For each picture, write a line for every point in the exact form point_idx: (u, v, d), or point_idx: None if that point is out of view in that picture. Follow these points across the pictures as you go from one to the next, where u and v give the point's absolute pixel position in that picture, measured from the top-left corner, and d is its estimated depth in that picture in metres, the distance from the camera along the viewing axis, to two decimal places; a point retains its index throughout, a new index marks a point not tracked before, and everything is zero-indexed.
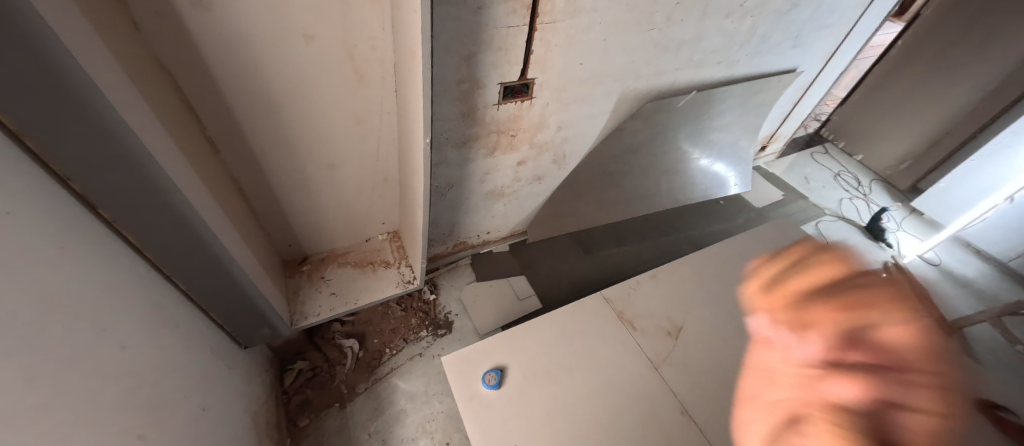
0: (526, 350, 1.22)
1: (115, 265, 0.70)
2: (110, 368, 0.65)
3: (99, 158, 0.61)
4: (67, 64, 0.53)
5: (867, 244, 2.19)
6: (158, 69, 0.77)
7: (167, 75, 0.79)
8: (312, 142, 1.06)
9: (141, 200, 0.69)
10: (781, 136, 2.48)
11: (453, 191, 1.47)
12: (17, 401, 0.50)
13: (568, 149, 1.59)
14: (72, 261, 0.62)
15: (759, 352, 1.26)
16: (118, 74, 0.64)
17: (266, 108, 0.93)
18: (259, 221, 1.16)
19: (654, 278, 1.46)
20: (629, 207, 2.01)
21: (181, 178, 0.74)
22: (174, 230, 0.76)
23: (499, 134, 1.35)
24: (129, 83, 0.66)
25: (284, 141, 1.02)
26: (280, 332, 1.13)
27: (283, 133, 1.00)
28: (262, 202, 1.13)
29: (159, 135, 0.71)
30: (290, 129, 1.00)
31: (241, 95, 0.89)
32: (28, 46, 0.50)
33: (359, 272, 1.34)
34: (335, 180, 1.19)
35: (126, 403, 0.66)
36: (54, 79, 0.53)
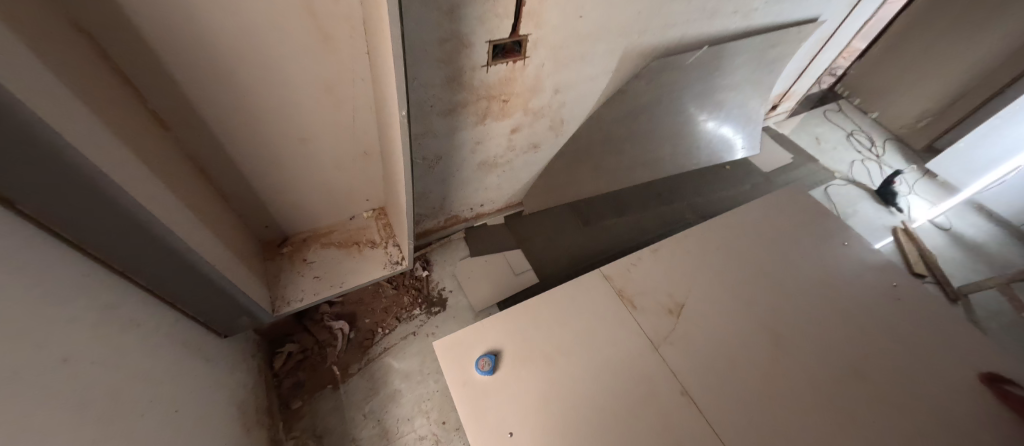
0: (522, 332, 1.17)
1: (52, 268, 0.62)
2: (57, 385, 0.58)
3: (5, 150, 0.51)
4: None
5: (877, 209, 2.10)
6: (76, 35, 0.65)
7: (89, 41, 0.67)
8: (278, 114, 0.94)
9: (71, 195, 0.59)
10: (794, 94, 2.33)
11: (442, 163, 1.36)
12: None
13: (567, 114, 1.46)
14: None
15: (763, 329, 1.22)
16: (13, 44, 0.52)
17: (217, 77, 0.81)
18: (228, 201, 1.07)
19: (656, 253, 1.39)
20: (630, 175, 1.91)
21: (116, 167, 0.64)
22: (119, 225, 0.67)
23: (490, 100, 1.22)
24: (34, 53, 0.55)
25: (244, 113, 0.90)
26: (262, 319, 1.07)
27: (242, 105, 0.88)
28: (228, 182, 1.03)
29: (83, 115, 0.60)
30: (250, 100, 0.88)
31: (183, 62, 0.76)
32: None
33: (344, 253, 1.26)
34: (309, 155, 1.08)
35: (80, 418, 0.61)
36: None
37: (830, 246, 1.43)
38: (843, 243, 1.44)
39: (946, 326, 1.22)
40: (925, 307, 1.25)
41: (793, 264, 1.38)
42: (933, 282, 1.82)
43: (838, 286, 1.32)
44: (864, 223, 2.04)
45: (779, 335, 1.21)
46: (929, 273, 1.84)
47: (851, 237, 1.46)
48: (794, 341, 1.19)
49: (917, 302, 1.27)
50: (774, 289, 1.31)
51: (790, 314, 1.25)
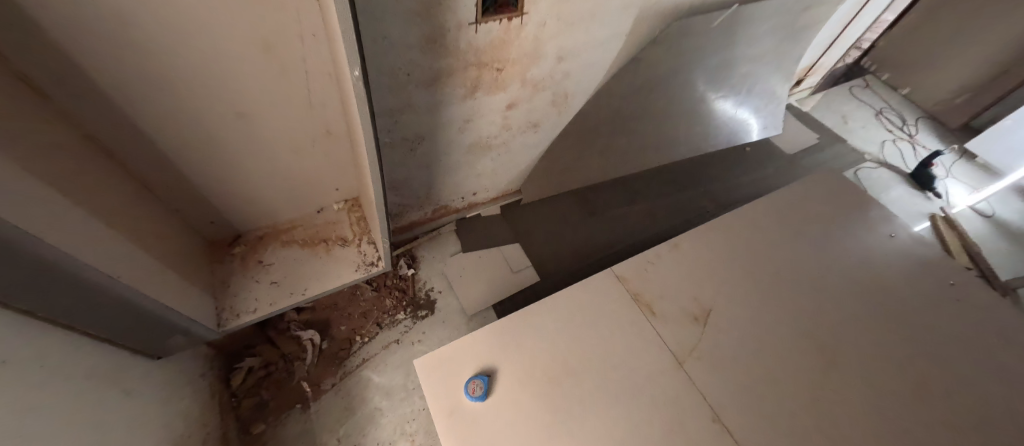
0: (520, 346, 0.98)
1: None
2: None
3: None
4: None
5: (912, 195, 1.91)
6: None
7: None
8: (203, 81, 0.72)
9: None
10: (821, 67, 2.10)
11: (425, 145, 1.15)
12: None
13: (571, 87, 1.25)
14: None
15: (805, 338, 1.04)
16: None
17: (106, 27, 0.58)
18: (153, 194, 0.86)
19: (675, 249, 1.20)
20: (641, 158, 1.70)
21: None
22: None
23: (480, 67, 1.01)
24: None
25: (155, 78, 0.68)
26: (203, 337, 0.88)
27: (151, 67, 0.66)
28: (150, 170, 0.81)
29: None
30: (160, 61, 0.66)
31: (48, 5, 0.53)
32: None
33: (309, 253, 1.06)
34: (254, 135, 0.86)
35: None
36: None
37: (875, 238, 1.25)
38: (890, 235, 1.25)
39: (1012, 332, 1.06)
40: (988, 308, 1.10)
41: (834, 261, 1.19)
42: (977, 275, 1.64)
43: (889, 286, 1.14)
44: (898, 209, 1.85)
45: (824, 346, 1.03)
46: (974, 266, 1.63)
47: (898, 228, 1.27)
48: (842, 353, 1.02)
49: (977, 304, 1.11)
50: (814, 289, 1.13)
51: (834, 320, 1.08)
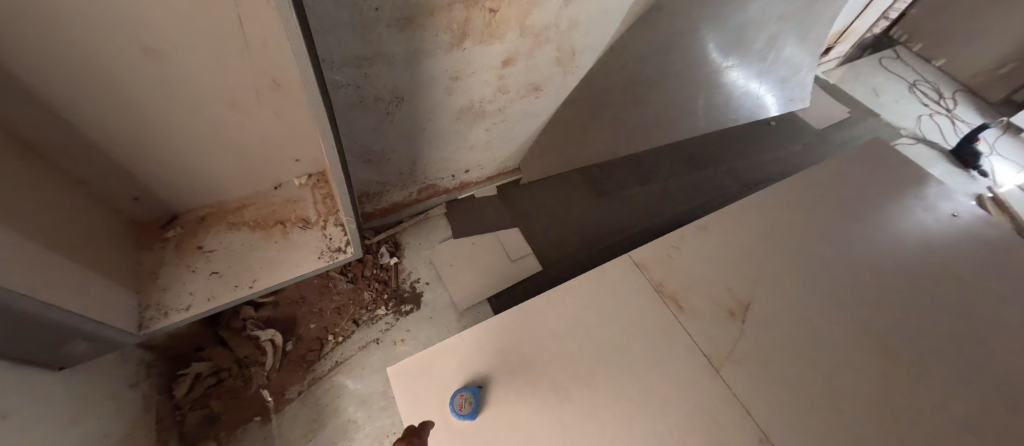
0: (519, 351, 0.80)
1: None
2: None
3: None
4: None
5: (954, 174, 1.72)
6: None
7: None
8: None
9: None
10: (853, 33, 1.90)
11: (404, 108, 0.95)
12: None
13: (580, 41, 1.05)
14: None
15: (865, 336, 0.87)
16: None
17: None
18: (47, 163, 0.65)
19: (702, 232, 1.01)
20: (656, 133, 1.51)
21: None
22: None
23: (471, 7, 0.80)
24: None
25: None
26: (121, 342, 0.70)
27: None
28: (33, 130, 0.60)
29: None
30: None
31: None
32: None
33: (262, 238, 0.88)
34: (178, 84, 0.66)
35: None
36: None
37: (934, 218, 1.07)
38: (952, 216, 1.07)
39: None
40: None
41: (890, 244, 1.01)
42: None
43: (957, 274, 0.97)
44: None
45: (889, 347, 0.86)
46: None
47: (960, 207, 1.09)
48: (909, 356, 0.85)
49: None
50: (869, 278, 0.95)
51: (897, 315, 0.90)
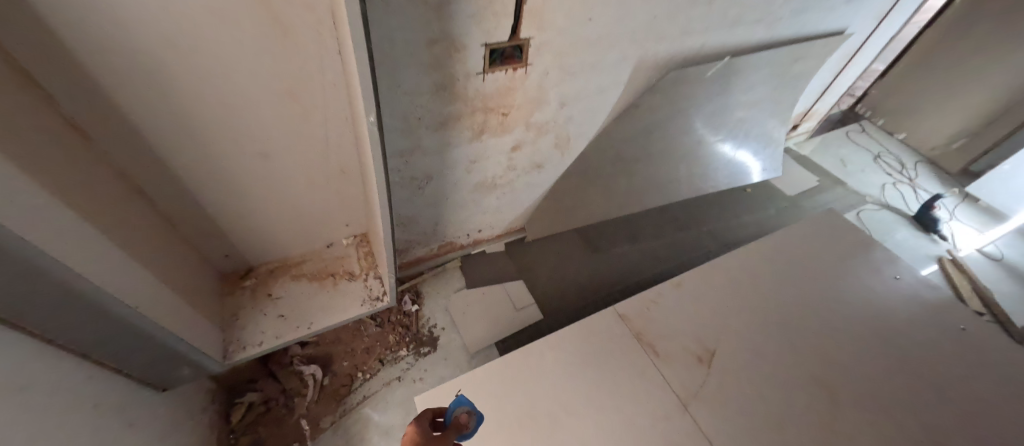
0: (523, 386, 0.98)
1: None
2: None
3: None
4: None
5: (917, 237, 1.91)
6: None
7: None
8: (231, 119, 0.77)
9: None
10: (816, 113, 2.18)
11: (432, 184, 1.20)
12: None
13: (572, 131, 1.31)
14: None
15: (814, 381, 1.03)
16: None
17: (137, 64, 0.62)
18: (173, 228, 0.89)
19: (678, 288, 1.20)
20: (643, 197, 1.73)
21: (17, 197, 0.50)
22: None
23: (487, 112, 1.07)
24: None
25: (183, 114, 0.72)
26: (209, 369, 0.90)
27: (189, 104, 0.71)
28: (170, 202, 0.84)
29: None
30: (205, 100, 0.72)
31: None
32: None
33: (317, 287, 1.10)
34: (273, 171, 0.90)
35: None
36: None
37: (879, 278, 1.26)
38: (894, 277, 1.27)
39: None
40: (999, 355, 1.08)
41: (837, 301, 1.20)
42: (993, 321, 1.59)
43: (897, 331, 1.14)
44: (904, 252, 1.85)
45: (834, 390, 1.02)
46: (987, 311, 1.62)
47: (902, 270, 1.28)
48: (850, 398, 1.00)
49: (990, 349, 1.10)
50: (817, 332, 1.12)
51: (843, 364, 1.07)
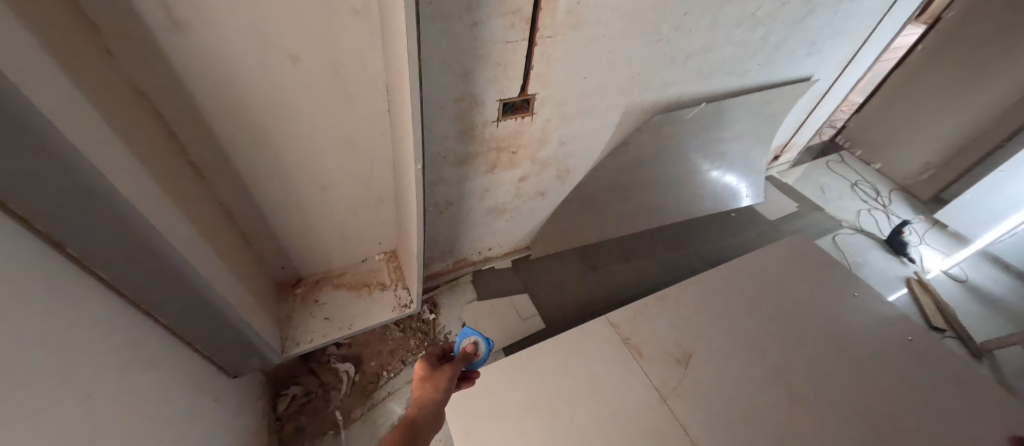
0: (528, 380, 1.16)
1: (103, 317, 0.69)
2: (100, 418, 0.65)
3: (79, 211, 0.60)
4: (49, 134, 0.52)
5: (887, 259, 2.10)
6: (144, 104, 0.75)
7: (155, 112, 0.77)
8: (304, 161, 1.00)
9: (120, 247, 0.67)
10: (794, 145, 2.41)
11: (452, 209, 1.41)
12: None
13: (572, 164, 1.52)
14: (56, 315, 0.61)
15: (775, 381, 1.20)
16: (100, 126, 0.62)
17: (248, 123, 0.86)
18: (248, 244, 1.12)
19: (661, 300, 1.40)
20: (637, 220, 1.91)
21: (164, 221, 0.72)
22: (155, 273, 0.74)
23: (499, 151, 1.29)
24: (86, 100, 0.60)
25: (270, 156, 0.95)
26: (268, 361, 1.10)
27: (276, 149, 0.94)
28: (251, 225, 1.08)
29: (120, 156, 0.65)
30: (286, 146, 0.95)
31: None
32: (24, 127, 0.50)
33: (354, 295, 1.32)
34: (327, 199, 1.13)
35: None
36: (37, 148, 0.52)
37: (840, 296, 1.44)
38: (853, 294, 1.44)
39: (961, 379, 1.21)
40: (943, 363, 1.24)
41: (800, 314, 1.38)
42: (953, 337, 1.77)
43: (852, 342, 1.31)
44: (875, 273, 2.03)
45: (792, 389, 1.19)
46: (948, 327, 1.79)
47: (860, 288, 1.46)
48: (805, 395, 1.18)
49: (934, 359, 1.25)
50: (780, 340, 1.30)
51: (801, 367, 1.24)
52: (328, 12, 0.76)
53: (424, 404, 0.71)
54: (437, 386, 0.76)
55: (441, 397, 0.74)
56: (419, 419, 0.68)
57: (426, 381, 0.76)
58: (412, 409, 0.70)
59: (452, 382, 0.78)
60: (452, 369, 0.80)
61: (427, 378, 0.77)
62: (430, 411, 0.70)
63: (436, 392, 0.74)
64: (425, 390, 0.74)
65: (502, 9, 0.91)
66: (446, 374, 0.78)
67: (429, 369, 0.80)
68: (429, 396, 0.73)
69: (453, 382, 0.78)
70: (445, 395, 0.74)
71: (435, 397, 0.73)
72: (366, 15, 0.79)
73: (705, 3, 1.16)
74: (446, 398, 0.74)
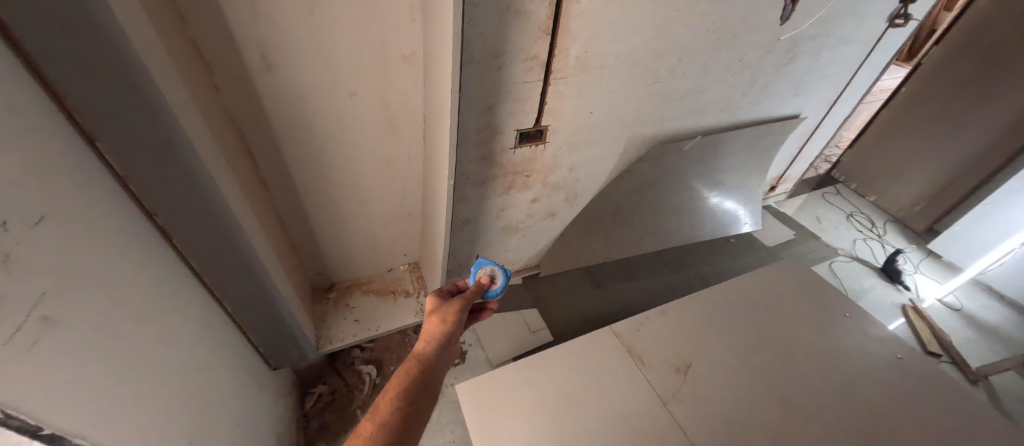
0: (538, 381, 1.27)
1: (190, 295, 0.86)
2: (181, 382, 0.78)
3: (190, 209, 0.77)
4: (188, 153, 0.71)
5: (883, 286, 2.19)
6: (232, 126, 0.96)
7: (239, 132, 0.99)
8: (351, 176, 1.23)
9: (213, 244, 0.84)
10: (790, 177, 2.55)
11: (471, 226, 1.56)
12: (112, 407, 0.62)
13: (579, 189, 1.67)
14: (162, 289, 0.77)
15: (769, 391, 1.28)
16: (211, 146, 0.81)
17: (313, 144, 1.10)
18: (295, 248, 1.33)
19: (662, 314, 1.51)
20: (641, 243, 2.04)
21: (244, 222, 0.89)
22: (232, 267, 0.90)
23: (515, 175, 1.45)
24: (199, 123, 0.78)
25: (325, 172, 1.18)
26: (304, 354, 1.24)
27: (331, 167, 1.18)
28: (300, 233, 1.30)
29: (217, 167, 0.82)
30: (339, 164, 1.18)
31: (286, 123, 1.03)
32: (173, 146, 0.69)
33: (381, 300, 1.53)
34: (365, 212, 1.35)
35: (185, 410, 0.78)
36: (178, 161, 0.71)
37: (832, 316, 1.53)
38: (845, 314, 1.53)
39: (949, 396, 1.27)
40: (930, 380, 1.31)
41: (793, 330, 1.47)
42: (949, 362, 1.81)
43: (844, 357, 1.38)
44: (872, 300, 2.11)
45: (787, 400, 1.26)
46: (945, 353, 1.84)
47: (852, 309, 1.55)
48: (796, 404, 1.25)
49: (922, 375, 1.32)
50: (774, 353, 1.39)
51: (796, 380, 1.31)
52: (385, 59, 1.00)
53: (432, 334, 0.86)
54: (445, 319, 0.89)
55: (447, 327, 0.87)
56: (427, 346, 0.83)
57: (435, 315, 0.90)
58: (423, 339, 0.85)
59: (456, 313, 0.91)
60: (459, 303, 0.93)
61: (436, 312, 0.91)
62: (436, 340, 0.84)
63: (443, 324, 0.88)
64: (433, 322, 0.88)
65: (523, 56, 1.09)
66: (452, 308, 0.92)
67: (439, 304, 0.94)
68: (436, 327, 0.87)
69: (457, 314, 0.91)
70: (450, 325, 0.88)
71: (442, 329, 0.87)
72: (412, 62, 1.03)
73: (696, 50, 1.34)
74: (451, 328, 0.88)
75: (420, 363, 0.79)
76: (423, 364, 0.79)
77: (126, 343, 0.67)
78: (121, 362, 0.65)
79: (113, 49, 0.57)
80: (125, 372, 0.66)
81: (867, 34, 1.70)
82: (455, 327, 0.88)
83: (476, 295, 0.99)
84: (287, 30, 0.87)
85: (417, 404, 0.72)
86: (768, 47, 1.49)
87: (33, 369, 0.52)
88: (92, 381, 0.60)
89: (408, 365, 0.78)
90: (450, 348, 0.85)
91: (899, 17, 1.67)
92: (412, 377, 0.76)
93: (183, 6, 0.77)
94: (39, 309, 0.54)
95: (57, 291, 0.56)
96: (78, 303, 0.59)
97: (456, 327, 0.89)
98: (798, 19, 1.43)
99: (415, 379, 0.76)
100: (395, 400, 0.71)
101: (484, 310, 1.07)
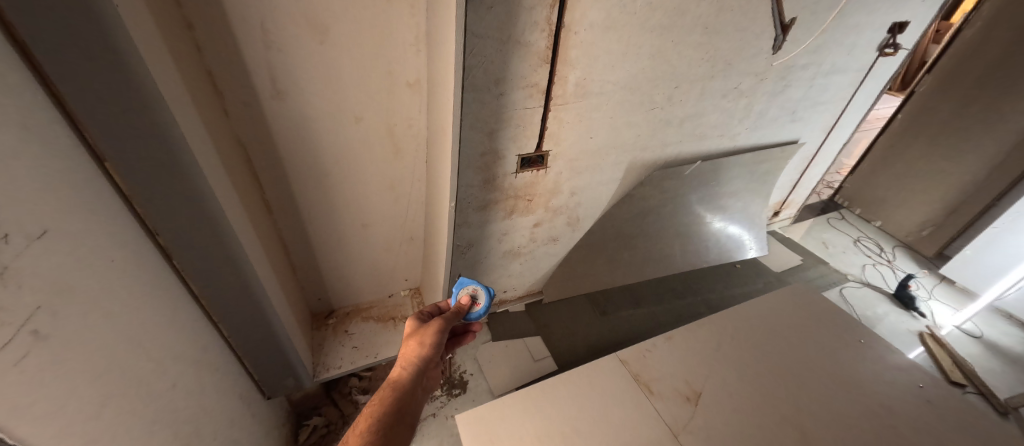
0: (542, 412, 1.22)
1: (188, 316, 0.85)
2: (171, 407, 0.76)
3: (192, 230, 0.77)
4: (192, 173, 0.72)
5: (898, 313, 2.12)
6: (239, 150, 0.98)
7: (246, 157, 1.01)
8: (354, 200, 1.23)
9: (212, 265, 0.83)
10: (793, 202, 2.55)
11: (473, 250, 1.55)
12: (93, 429, 0.60)
13: (581, 213, 1.67)
14: (159, 308, 0.76)
15: (786, 424, 1.21)
16: (217, 168, 0.83)
17: (316, 168, 1.12)
18: (296, 272, 1.32)
19: (669, 341, 1.47)
20: (645, 268, 2.02)
21: (246, 245, 0.89)
22: (231, 289, 0.89)
23: (516, 199, 1.45)
24: (207, 145, 0.80)
25: (328, 195, 1.19)
26: (298, 383, 1.21)
27: (334, 191, 1.19)
28: (302, 258, 1.31)
29: (222, 188, 0.83)
30: (342, 188, 1.19)
31: (291, 148, 1.05)
32: (178, 166, 0.70)
33: (381, 326, 1.50)
34: (365, 236, 1.35)
35: (174, 436, 0.76)
36: (181, 180, 0.72)
37: (845, 344, 1.46)
38: (858, 340, 1.48)
39: (977, 430, 1.20)
40: (954, 412, 1.24)
41: (809, 359, 1.41)
42: (975, 393, 1.72)
43: (862, 386, 1.32)
44: (887, 327, 2.05)
45: (806, 432, 1.20)
46: (969, 383, 1.75)
47: (867, 335, 1.49)
48: (816, 437, 1.19)
49: (947, 408, 1.25)
50: (789, 382, 1.33)
51: (813, 411, 1.25)
52: (390, 86, 1.03)
53: (409, 359, 0.83)
54: (423, 341, 0.86)
55: (426, 350, 0.85)
56: (403, 373, 0.80)
57: (414, 337, 0.87)
58: (399, 365, 0.82)
59: (435, 335, 0.88)
60: (438, 324, 0.91)
61: (415, 334, 0.88)
62: (412, 365, 0.81)
63: (421, 347, 0.85)
64: (411, 346, 0.86)
65: (523, 83, 1.13)
66: (430, 330, 0.89)
67: (418, 326, 0.91)
68: (414, 351, 0.84)
69: (437, 335, 0.88)
70: (429, 347, 0.85)
71: (419, 353, 0.84)
72: (417, 88, 1.07)
73: (692, 79, 1.38)
74: (431, 350, 0.85)
75: (395, 392, 0.76)
76: (399, 392, 0.76)
77: (118, 364, 0.65)
78: (110, 383, 0.64)
79: (126, 69, 0.59)
80: (113, 394, 0.64)
81: (859, 62, 1.74)
82: (435, 350, 0.86)
83: (456, 317, 0.96)
84: (297, 58, 0.91)
85: (390, 436, 0.69)
86: (763, 74, 1.52)
87: (15, 386, 0.51)
88: (76, 402, 0.58)
89: (382, 395, 0.76)
90: (427, 374, 0.82)
91: (888, 46, 1.72)
92: (387, 407, 0.73)
93: (200, 37, 0.82)
94: (31, 322, 0.53)
95: (52, 307, 0.56)
96: (72, 317, 0.59)
97: (436, 349, 0.86)
98: (789, 48, 1.47)
99: (389, 410, 0.73)
100: (367, 434, 0.68)
101: (468, 332, 1.05)
